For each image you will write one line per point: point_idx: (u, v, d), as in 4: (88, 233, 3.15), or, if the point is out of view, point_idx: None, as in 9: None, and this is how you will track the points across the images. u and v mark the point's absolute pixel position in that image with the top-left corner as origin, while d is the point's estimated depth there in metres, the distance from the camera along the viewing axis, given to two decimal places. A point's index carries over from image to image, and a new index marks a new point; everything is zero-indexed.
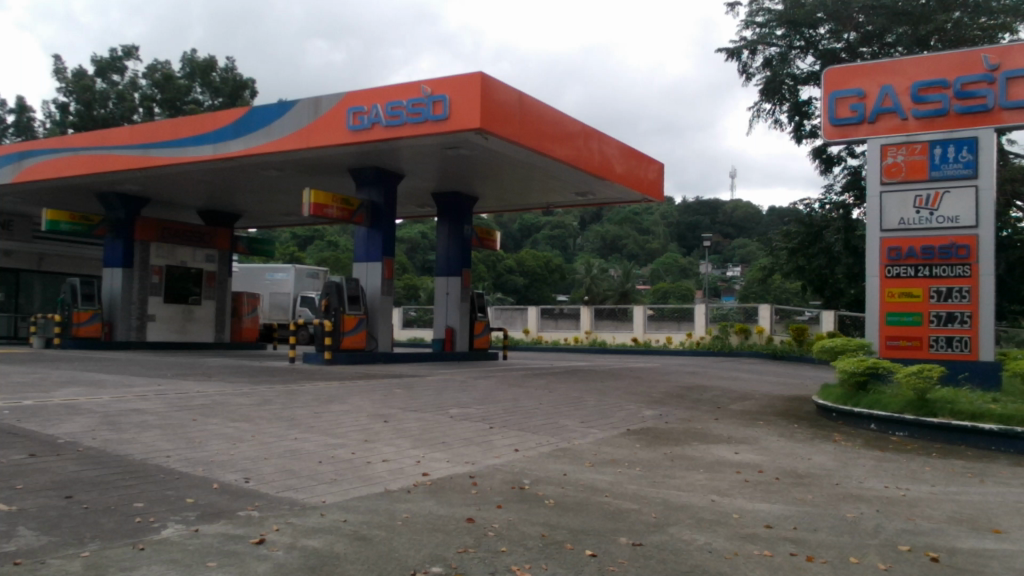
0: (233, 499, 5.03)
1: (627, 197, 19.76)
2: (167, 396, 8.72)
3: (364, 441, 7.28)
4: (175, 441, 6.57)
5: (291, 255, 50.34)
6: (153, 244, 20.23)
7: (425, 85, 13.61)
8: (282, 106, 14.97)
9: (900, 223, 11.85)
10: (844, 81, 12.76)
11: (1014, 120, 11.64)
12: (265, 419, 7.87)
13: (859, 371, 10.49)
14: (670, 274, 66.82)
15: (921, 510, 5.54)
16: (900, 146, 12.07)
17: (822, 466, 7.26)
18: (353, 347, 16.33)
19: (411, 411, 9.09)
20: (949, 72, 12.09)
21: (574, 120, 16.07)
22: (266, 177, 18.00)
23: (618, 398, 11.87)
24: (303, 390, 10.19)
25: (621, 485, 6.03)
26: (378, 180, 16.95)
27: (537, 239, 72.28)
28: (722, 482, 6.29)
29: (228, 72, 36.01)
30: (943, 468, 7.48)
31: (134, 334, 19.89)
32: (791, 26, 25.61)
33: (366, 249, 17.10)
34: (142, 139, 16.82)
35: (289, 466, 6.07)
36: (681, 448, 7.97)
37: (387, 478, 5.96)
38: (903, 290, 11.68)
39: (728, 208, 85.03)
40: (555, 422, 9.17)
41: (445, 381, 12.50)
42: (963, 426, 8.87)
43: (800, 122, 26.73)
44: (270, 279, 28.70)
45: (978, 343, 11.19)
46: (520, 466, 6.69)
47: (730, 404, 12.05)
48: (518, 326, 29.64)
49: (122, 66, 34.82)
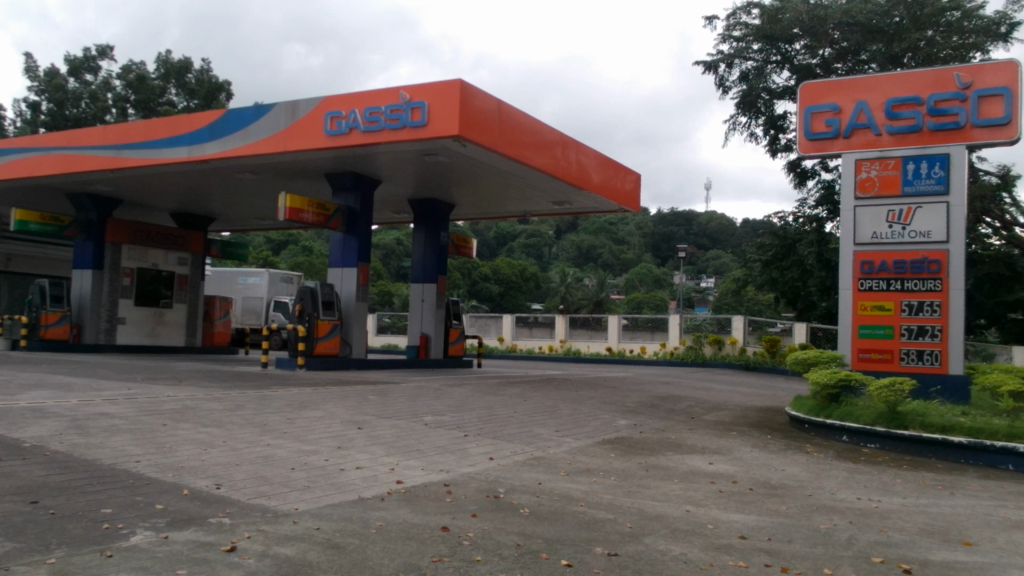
0: (204, 505, 4.95)
1: (604, 207, 19.83)
2: (137, 400, 8.59)
3: (337, 447, 7.20)
4: (145, 446, 6.46)
5: (264, 259, 49.95)
6: (125, 246, 19.98)
7: (404, 91, 13.57)
8: (259, 109, 14.86)
9: (873, 237, 11.98)
10: (820, 96, 12.92)
11: (985, 138, 11.79)
12: (237, 425, 7.76)
13: (831, 384, 10.58)
14: (644, 284, 67.17)
15: (894, 522, 5.58)
16: (874, 161, 12.20)
17: (795, 477, 7.29)
18: (327, 353, 16.15)
19: (384, 418, 9.02)
20: (923, 89, 12.25)
21: (552, 129, 16.11)
22: (242, 180, 17.86)
23: (592, 407, 11.87)
24: (276, 395, 10.09)
25: (596, 495, 6.01)
26: (354, 186, 16.85)
27: (513, 247, 72.32)
28: (697, 492, 6.30)
29: (204, 74, 35.76)
30: (914, 480, 7.55)
31: (102, 336, 19.66)
32: (768, 41, 26.00)
33: (341, 255, 17.00)
34: (114, 140, 16.62)
35: (261, 473, 5.99)
36: (655, 457, 7.98)
37: (361, 486, 5.90)
38: (875, 303, 11.81)
39: (702, 219, 85.87)
40: (530, 431, 9.14)
41: (419, 388, 12.44)
42: (934, 438, 8.96)
43: (775, 136, 27.04)
44: (243, 283, 28.45)
45: (948, 357, 11.34)
46: (495, 474, 6.66)
47: (704, 415, 12.10)
48: (493, 334, 29.62)
49: (95, 66, 34.45)
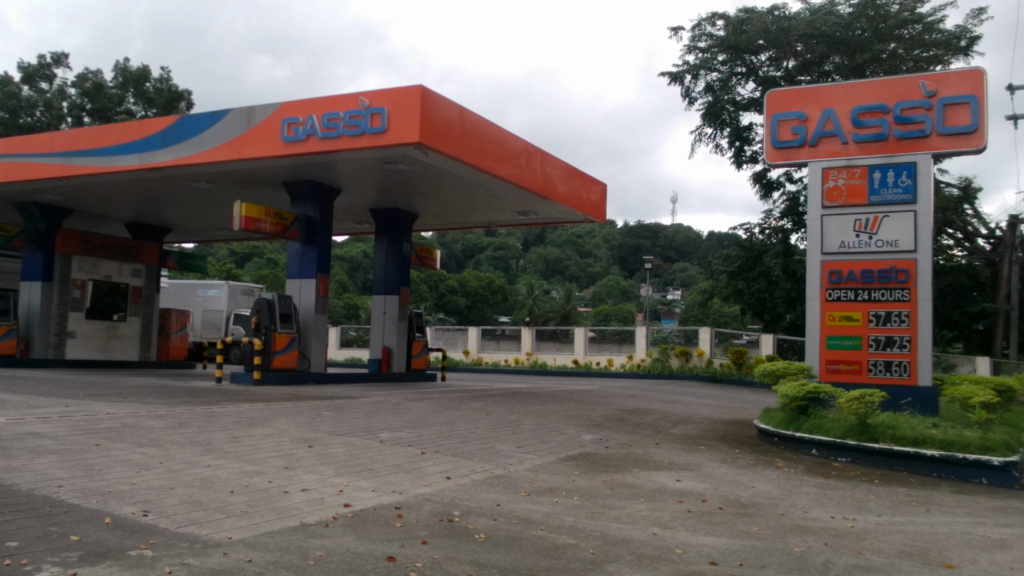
0: (125, 535, 4.50)
1: (569, 217, 19.54)
2: (72, 418, 8.06)
3: (283, 468, 6.77)
4: (71, 468, 5.97)
5: (228, 272, 49.03)
6: (76, 257, 19.17)
7: (363, 97, 13.20)
8: (213, 115, 14.38)
9: (840, 246, 11.81)
10: (787, 104, 12.77)
11: (950, 146, 11.68)
12: (177, 444, 7.28)
13: (800, 396, 10.32)
14: (611, 296, 67.59)
15: (871, 543, 5.27)
16: (841, 170, 12.05)
17: (766, 494, 7.00)
18: (284, 367, 15.66)
19: (338, 435, 8.59)
20: (889, 97, 12.13)
21: (517, 138, 15.81)
22: (197, 189, 17.32)
23: (556, 422, 11.48)
24: (224, 412, 9.60)
25: (557, 517, 5.64)
26: (314, 195, 16.43)
27: (480, 259, 71.83)
28: (663, 513, 5.95)
29: (163, 83, 35.22)
30: (888, 496, 7.27)
31: (52, 351, 18.98)
32: (733, 52, 25.91)
33: (300, 266, 16.49)
34: (63, 146, 16.03)
35: (196, 497, 5.53)
36: (621, 474, 7.62)
37: (305, 510, 5.47)
38: (843, 314, 11.62)
39: (669, 232, 86.74)
40: (491, 447, 8.77)
41: (377, 403, 12.00)
42: (906, 452, 8.73)
43: (740, 147, 27.04)
44: (202, 295, 27.73)
45: (917, 368, 11.16)
46: (450, 495, 6.25)
47: (671, 428, 11.81)
48: (459, 347, 29.14)
49: (50, 74, 33.61)
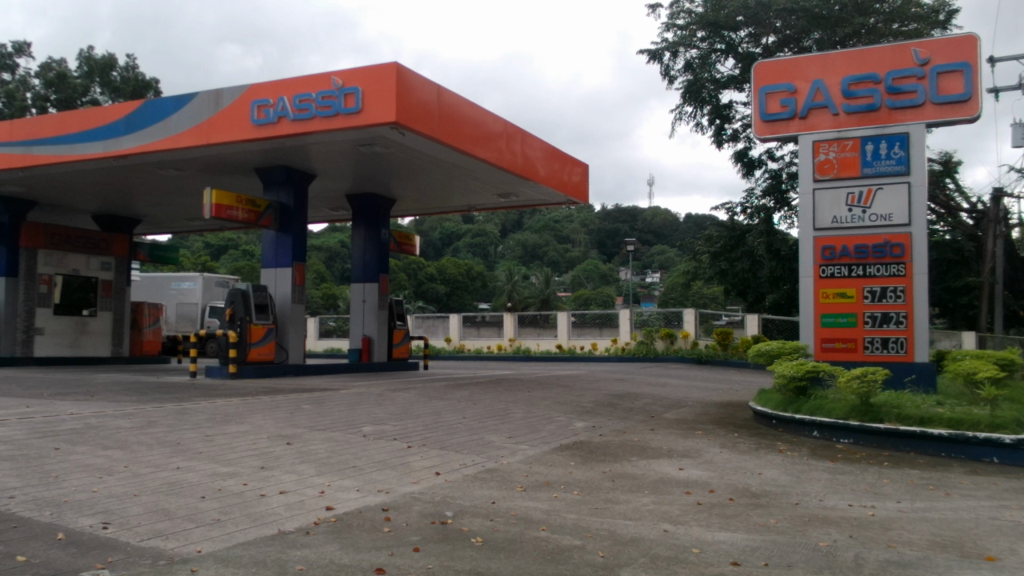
0: (78, 554, 3.99)
1: (552, 199, 19.08)
2: (31, 420, 7.51)
3: (259, 468, 6.27)
4: (25, 476, 5.45)
5: (203, 264, 48.13)
6: (41, 251, 18.58)
7: (336, 76, 12.63)
8: (179, 98, 13.75)
9: (833, 221, 11.44)
10: (775, 76, 12.31)
11: (944, 115, 11.28)
12: (144, 445, 6.77)
13: (798, 376, 9.93)
14: (590, 280, 67.22)
15: (899, 534, 4.88)
16: (832, 142, 11.65)
17: (775, 482, 6.60)
18: (260, 359, 15.13)
19: (318, 430, 8.10)
20: (880, 67, 11.71)
21: (496, 119, 15.30)
22: (165, 177, 16.67)
23: (545, 409, 11.05)
24: (197, 408, 9.06)
25: (558, 515, 5.20)
26: (287, 181, 15.84)
27: (459, 247, 71.18)
28: (672, 507, 5.52)
29: (129, 71, 34.38)
30: (902, 480, 6.88)
31: (19, 348, 18.22)
32: (712, 28, 25.47)
33: (275, 255, 15.92)
34: (24, 136, 15.32)
35: (162, 505, 5.02)
36: (619, 464, 7.20)
37: (283, 515, 4.98)
38: (837, 290, 11.24)
39: (647, 215, 86.34)
40: (481, 438, 8.31)
41: (358, 394, 11.50)
42: (913, 432, 8.37)
43: (720, 126, 26.66)
44: (176, 288, 27.03)
45: (914, 344, 10.83)
46: (442, 494, 5.79)
47: (664, 413, 11.42)
48: (440, 335, 28.71)
49: (12, 64, 32.58)
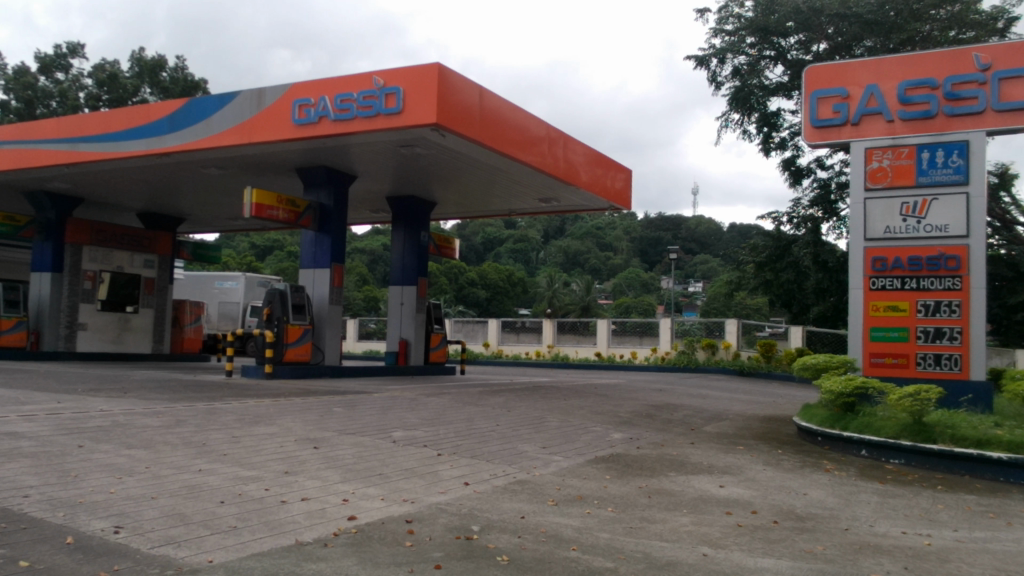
0: (84, 560, 3.81)
1: (594, 204, 18.77)
2: (59, 417, 7.43)
3: (283, 473, 6.09)
4: (44, 475, 5.31)
5: (248, 264, 48.62)
6: (86, 247, 18.74)
7: (378, 76, 12.50)
8: (222, 97, 13.74)
9: (885, 231, 11.00)
10: (826, 82, 11.90)
11: (1007, 122, 10.76)
12: (169, 445, 6.62)
13: (847, 392, 9.51)
14: (631, 289, 66.71)
15: (959, 567, 4.52)
16: (886, 150, 11.21)
17: (821, 504, 6.24)
18: (297, 360, 15.06)
19: (347, 434, 7.91)
20: (938, 72, 11.25)
21: (539, 123, 15.06)
22: (207, 175, 16.70)
23: (582, 418, 10.74)
24: (227, 408, 8.93)
25: (590, 534, 4.92)
26: (327, 181, 15.76)
27: (500, 252, 71.15)
28: (712, 529, 5.20)
29: (179, 72, 34.81)
30: (959, 506, 6.47)
31: (63, 343, 18.39)
32: (761, 34, 24.95)
33: (314, 255, 15.85)
34: (70, 133, 15.44)
35: (179, 509, 4.84)
36: (656, 479, 6.90)
37: (302, 524, 4.78)
38: (888, 303, 10.81)
39: (690, 224, 85.52)
40: (513, 448, 8.05)
41: (392, 398, 11.32)
42: (968, 454, 7.93)
43: (768, 133, 26.10)
44: (218, 287, 27.22)
45: (969, 361, 10.31)
46: (469, 506, 5.55)
47: (704, 426, 11.04)
48: (479, 339, 28.54)
49: (66, 64, 33.19)
